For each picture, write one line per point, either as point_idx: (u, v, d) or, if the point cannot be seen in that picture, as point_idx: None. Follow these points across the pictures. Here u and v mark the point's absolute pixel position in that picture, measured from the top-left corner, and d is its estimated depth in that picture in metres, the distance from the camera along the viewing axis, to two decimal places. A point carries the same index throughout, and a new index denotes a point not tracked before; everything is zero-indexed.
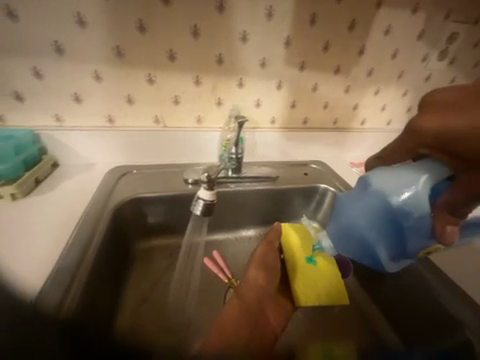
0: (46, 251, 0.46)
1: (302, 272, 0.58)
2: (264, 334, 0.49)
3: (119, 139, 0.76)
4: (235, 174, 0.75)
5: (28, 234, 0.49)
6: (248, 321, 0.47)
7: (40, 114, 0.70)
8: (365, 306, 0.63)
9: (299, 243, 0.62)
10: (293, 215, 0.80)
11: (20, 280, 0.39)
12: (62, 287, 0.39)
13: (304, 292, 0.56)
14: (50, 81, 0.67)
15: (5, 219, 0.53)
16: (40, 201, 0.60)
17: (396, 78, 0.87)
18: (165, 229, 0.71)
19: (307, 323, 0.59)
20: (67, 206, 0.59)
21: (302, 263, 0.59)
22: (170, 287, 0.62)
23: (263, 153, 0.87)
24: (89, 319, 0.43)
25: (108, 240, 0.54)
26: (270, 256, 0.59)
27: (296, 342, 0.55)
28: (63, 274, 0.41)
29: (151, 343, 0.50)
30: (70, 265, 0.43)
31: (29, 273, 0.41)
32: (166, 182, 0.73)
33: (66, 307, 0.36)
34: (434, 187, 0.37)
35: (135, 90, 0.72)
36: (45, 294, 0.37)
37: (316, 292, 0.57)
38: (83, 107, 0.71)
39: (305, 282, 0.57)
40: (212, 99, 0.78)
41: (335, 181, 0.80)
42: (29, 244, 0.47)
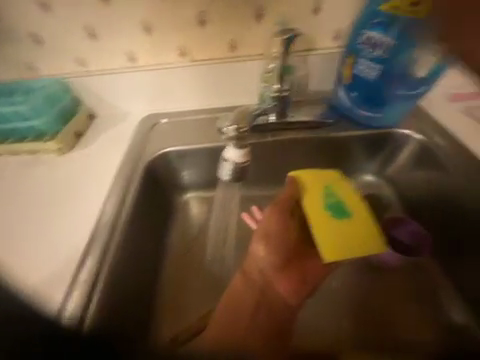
0: (73, 235, 0.45)
1: (326, 223, 0.46)
2: (278, 301, 0.46)
3: (144, 82, 0.64)
4: (279, 119, 0.60)
5: (60, 209, 0.50)
6: (257, 290, 0.46)
7: (63, 58, 0.63)
8: (430, 283, 0.53)
9: (320, 189, 0.49)
10: (352, 168, 0.66)
11: (48, 276, 0.40)
12: (95, 275, 0.40)
13: (330, 250, 0.44)
14: (62, 12, 0.57)
15: (32, 186, 0.55)
16: (67, 167, 0.58)
17: None
18: (200, 185, 0.66)
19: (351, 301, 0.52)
20: (87, 173, 0.56)
21: (323, 218, 0.46)
22: (208, 245, 0.61)
23: (318, 87, 0.65)
24: (131, 279, 0.46)
25: (140, 200, 0.52)
26: (274, 220, 0.50)
27: (339, 324, 0.49)
28: (87, 267, 0.40)
29: (188, 303, 0.53)
30: (98, 247, 0.42)
31: (50, 258, 0.42)
32: (199, 132, 0.64)
33: (93, 304, 0.37)
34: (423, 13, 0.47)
35: (152, 11, 0.57)
36: (70, 302, 0.37)
37: (349, 245, 0.44)
38: (102, 44, 0.61)
39: (331, 235, 0.45)
40: (249, 11, 0.57)
41: (429, 129, 0.59)
42: (58, 219, 0.48)
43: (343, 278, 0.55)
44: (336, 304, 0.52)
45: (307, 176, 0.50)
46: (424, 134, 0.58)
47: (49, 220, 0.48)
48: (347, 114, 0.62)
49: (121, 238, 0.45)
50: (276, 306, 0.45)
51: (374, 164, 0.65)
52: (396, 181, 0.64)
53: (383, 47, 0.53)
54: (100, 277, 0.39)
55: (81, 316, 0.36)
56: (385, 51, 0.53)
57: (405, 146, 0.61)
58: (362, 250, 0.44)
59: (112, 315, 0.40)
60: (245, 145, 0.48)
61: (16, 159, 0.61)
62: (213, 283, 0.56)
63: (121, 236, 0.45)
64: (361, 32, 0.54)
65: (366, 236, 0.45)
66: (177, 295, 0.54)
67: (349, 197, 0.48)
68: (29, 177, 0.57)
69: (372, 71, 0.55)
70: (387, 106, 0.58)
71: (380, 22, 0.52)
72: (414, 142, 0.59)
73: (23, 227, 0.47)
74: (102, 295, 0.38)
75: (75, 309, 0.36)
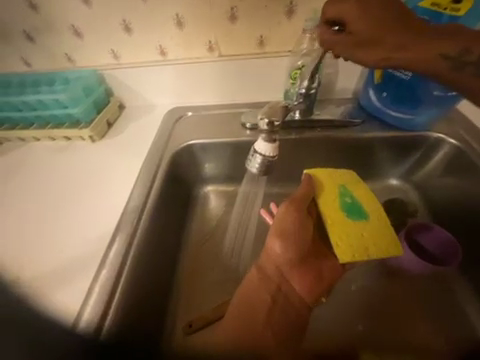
0: (104, 218, 0.49)
1: (341, 222, 0.46)
2: (289, 302, 0.45)
3: (173, 76, 0.67)
4: (304, 118, 0.60)
5: (92, 195, 0.54)
6: (268, 292, 0.45)
7: (100, 51, 0.66)
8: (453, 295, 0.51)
9: (336, 189, 0.50)
10: (376, 170, 0.64)
11: (83, 254, 0.45)
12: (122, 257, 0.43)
13: (346, 247, 0.43)
14: (101, 6, 0.60)
15: (68, 172, 0.60)
16: (98, 154, 0.62)
17: None
18: (220, 178, 0.68)
19: (368, 307, 0.51)
20: (118, 161, 0.60)
21: (338, 215, 0.47)
22: (225, 237, 0.62)
23: (346, 86, 0.64)
24: (154, 262, 0.49)
25: (165, 189, 0.55)
26: (290, 221, 0.47)
27: (354, 331, 0.48)
28: (115, 248, 0.44)
29: (205, 292, 0.55)
30: (125, 230, 0.46)
31: (84, 241, 0.46)
32: (223, 126, 0.65)
33: (120, 288, 0.40)
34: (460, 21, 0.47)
35: (185, 6, 0.59)
36: (88, 312, 0.38)
37: (363, 245, 0.44)
38: (135, 38, 0.64)
39: (347, 233, 0.45)
40: (281, 7, 0.57)
41: (463, 134, 0.56)
42: (90, 205, 0.52)
43: (360, 280, 0.54)
44: (352, 306, 0.51)
45: (323, 176, 0.51)
46: (458, 140, 0.55)
47: (83, 205, 0.52)
48: (375, 115, 0.61)
49: (146, 223, 0.48)
50: (289, 305, 0.45)
51: (399, 168, 0.64)
52: (422, 186, 0.62)
53: None
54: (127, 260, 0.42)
55: (98, 325, 0.37)
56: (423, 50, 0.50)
57: (436, 151, 0.58)
58: (376, 249, 0.44)
59: (138, 296, 0.43)
60: (274, 139, 0.47)
61: (54, 145, 0.66)
62: (229, 274, 0.57)
63: (147, 222, 0.48)
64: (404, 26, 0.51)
65: (381, 237, 0.45)
66: (194, 282, 0.56)
67: (364, 199, 0.49)
68: (64, 163, 0.62)
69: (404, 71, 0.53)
70: (418, 108, 0.56)
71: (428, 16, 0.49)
72: (447, 147, 0.56)
73: (62, 209, 0.52)
74: (130, 274, 0.42)
75: (104, 286, 0.40)
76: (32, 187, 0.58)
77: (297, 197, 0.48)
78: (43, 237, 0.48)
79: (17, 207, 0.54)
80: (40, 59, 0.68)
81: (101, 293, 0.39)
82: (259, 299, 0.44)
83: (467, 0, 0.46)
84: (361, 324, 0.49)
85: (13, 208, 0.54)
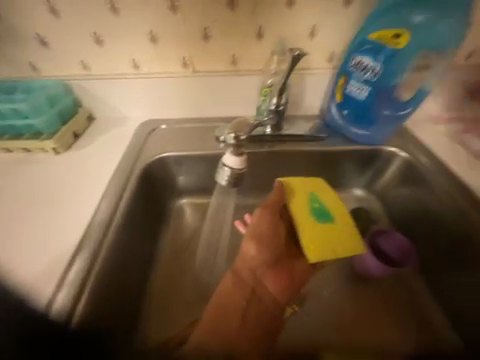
0: (63, 233, 0.44)
1: (312, 226, 0.48)
2: (263, 306, 0.45)
3: (146, 89, 0.67)
4: (274, 132, 0.63)
5: (52, 208, 0.48)
6: (244, 293, 0.45)
7: (68, 61, 0.64)
8: (411, 295, 0.55)
9: (306, 195, 0.52)
10: (342, 181, 0.69)
11: (36, 273, 0.38)
12: (81, 276, 0.38)
13: (316, 248, 0.45)
14: (71, 18, 0.59)
15: (22, 185, 0.54)
16: (61, 166, 0.58)
17: None
18: (195, 191, 0.68)
19: (337, 311, 0.53)
20: (83, 174, 0.56)
21: (309, 219, 0.49)
22: (200, 251, 0.61)
23: (312, 103, 0.69)
24: (121, 281, 0.45)
25: (136, 202, 0.53)
26: (263, 226, 0.48)
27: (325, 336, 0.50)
28: (76, 267, 0.39)
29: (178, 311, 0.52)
30: (89, 245, 0.41)
31: (34, 259, 0.40)
32: (197, 139, 0.66)
33: (84, 296, 0.36)
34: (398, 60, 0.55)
35: (158, 23, 0.60)
36: (59, 300, 0.35)
37: (332, 246, 0.46)
38: (107, 50, 0.63)
39: (317, 236, 0.47)
40: (250, 30, 0.61)
41: (413, 148, 0.63)
42: (46, 220, 0.47)
43: (331, 286, 0.56)
44: (322, 313, 0.53)
45: (294, 182, 0.53)
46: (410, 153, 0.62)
47: (36, 219, 0.47)
48: (338, 130, 0.66)
49: (114, 237, 0.44)
50: (264, 305, 0.45)
51: (362, 179, 0.69)
52: (383, 195, 0.67)
53: (373, 70, 0.56)
54: (90, 279, 0.38)
55: (70, 312, 0.34)
56: (377, 72, 0.56)
57: (391, 163, 0.64)
58: (343, 250, 0.46)
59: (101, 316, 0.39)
60: (242, 152, 0.49)
61: (10, 158, 0.60)
62: (204, 290, 0.55)
63: (115, 236, 0.44)
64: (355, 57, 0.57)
65: (347, 237, 0.48)
66: (166, 302, 0.53)
67: (331, 203, 0.52)
68: (20, 174, 0.56)
69: (363, 90, 0.58)
70: (375, 124, 0.62)
71: (376, 47, 0.55)
72: (400, 160, 0.63)
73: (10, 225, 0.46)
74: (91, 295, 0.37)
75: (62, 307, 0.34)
76: None
77: (269, 204, 0.50)
78: None
79: None
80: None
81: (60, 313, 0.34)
82: (232, 302, 0.44)
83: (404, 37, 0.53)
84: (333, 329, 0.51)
85: None
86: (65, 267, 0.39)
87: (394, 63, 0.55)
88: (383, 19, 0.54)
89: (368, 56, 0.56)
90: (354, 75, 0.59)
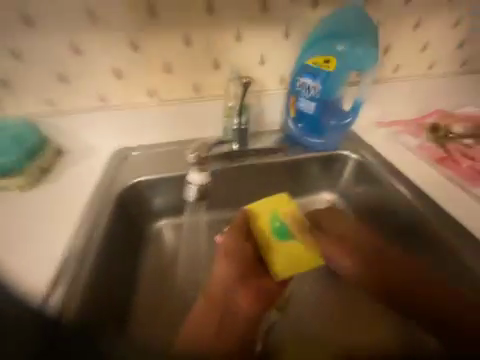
0: (36, 270, 0.43)
1: (277, 249, 0.53)
2: (235, 323, 0.48)
3: (115, 120, 0.70)
4: (241, 147, 0.69)
5: (22, 246, 0.48)
6: (215, 314, 0.48)
7: (33, 100, 0.66)
8: None
9: (268, 217, 0.55)
10: (308, 186, 0.76)
11: None
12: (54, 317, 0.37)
13: (283, 268, 0.52)
14: (36, 60, 0.62)
15: None
16: (31, 199, 0.57)
17: (422, 16, 0.73)
18: (172, 212, 0.69)
19: (315, 308, 0.59)
20: (53, 208, 0.55)
21: (273, 242, 0.53)
22: (183, 270, 0.62)
23: (273, 119, 0.76)
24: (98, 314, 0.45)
25: (113, 230, 0.54)
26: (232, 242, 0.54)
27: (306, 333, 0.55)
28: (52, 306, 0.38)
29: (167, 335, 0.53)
30: (61, 284, 0.41)
31: None
32: (169, 162, 0.69)
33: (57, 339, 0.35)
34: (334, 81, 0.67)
35: (123, 60, 0.65)
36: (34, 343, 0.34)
37: (296, 262, 0.52)
38: (72, 86, 0.66)
39: (283, 257, 0.52)
40: (208, 61, 0.68)
41: (363, 150, 0.72)
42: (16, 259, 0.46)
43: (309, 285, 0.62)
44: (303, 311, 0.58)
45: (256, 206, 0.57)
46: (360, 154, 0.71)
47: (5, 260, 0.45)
48: (298, 141, 0.74)
49: (88, 270, 0.44)
50: (235, 325, 0.47)
51: (326, 182, 0.77)
52: (346, 194, 0.75)
53: (315, 88, 0.66)
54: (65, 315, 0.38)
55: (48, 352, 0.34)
56: (318, 89, 0.66)
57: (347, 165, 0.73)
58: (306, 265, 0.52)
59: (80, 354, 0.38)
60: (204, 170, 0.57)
61: None
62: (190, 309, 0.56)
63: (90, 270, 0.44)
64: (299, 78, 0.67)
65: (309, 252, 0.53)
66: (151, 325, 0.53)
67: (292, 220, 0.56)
68: None
69: (309, 105, 0.67)
70: (327, 134, 0.71)
71: (314, 69, 0.65)
72: (353, 161, 0.71)
73: None
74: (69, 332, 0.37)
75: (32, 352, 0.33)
76: None
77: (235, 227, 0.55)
78: None
79: None
80: None
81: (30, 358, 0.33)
82: (206, 322, 0.47)
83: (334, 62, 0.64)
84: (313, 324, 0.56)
85: None
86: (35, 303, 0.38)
87: (331, 84, 0.67)
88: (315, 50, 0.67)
89: (309, 76, 0.66)
90: (301, 93, 0.68)
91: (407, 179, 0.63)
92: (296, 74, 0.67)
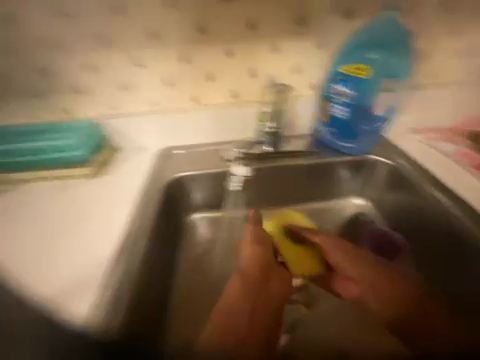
0: (102, 245, 0.53)
1: (287, 248, 0.66)
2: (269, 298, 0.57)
3: (162, 123, 0.80)
4: (273, 150, 0.74)
5: (91, 224, 0.58)
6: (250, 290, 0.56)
7: (99, 105, 0.79)
8: None
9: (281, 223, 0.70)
10: (336, 189, 0.78)
11: (86, 275, 0.47)
12: (121, 290, 0.46)
13: (293, 263, 0.65)
14: (105, 72, 0.75)
15: (63, 208, 0.64)
16: (94, 189, 0.69)
17: (459, 26, 0.74)
18: (207, 206, 0.77)
19: (339, 306, 0.60)
20: (113, 195, 0.66)
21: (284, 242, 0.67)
22: (215, 259, 0.69)
23: (303, 125, 0.81)
24: (148, 293, 0.53)
25: (160, 217, 0.63)
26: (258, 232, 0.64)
27: (331, 332, 0.57)
28: (115, 286, 0.46)
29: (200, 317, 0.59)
30: (124, 255, 0.50)
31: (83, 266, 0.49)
32: (207, 161, 0.76)
33: (123, 309, 0.44)
34: (367, 89, 0.70)
35: (173, 71, 0.76)
36: (95, 318, 0.42)
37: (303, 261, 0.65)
38: (131, 94, 0.78)
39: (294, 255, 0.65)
40: (246, 72, 0.76)
41: (394, 155, 0.72)
42: (87, 234, 0.56)
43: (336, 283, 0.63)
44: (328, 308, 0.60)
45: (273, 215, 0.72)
46: (391, 159, 0.72)
47: (79, 234, 0.56)
48: (329, 145, 0.77)
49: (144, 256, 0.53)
50: (267, 301, 0.56)
51: (354, 186, 0.78)
52: (376, 199, 0.76)
53: (347, 95, 0.70)
54: (128, 288, 0.46)
55: (110, 328, 0.41)
56: (350, 96, 0.70)
57: (377, 170, 0.74)
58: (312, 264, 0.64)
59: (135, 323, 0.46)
60: None
61: (48, 184, 0.71)
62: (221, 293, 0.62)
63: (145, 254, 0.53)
64: (332, 85, 0.71)
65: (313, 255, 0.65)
66: (188, 305, 0.61)
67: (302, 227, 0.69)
68: (59, 200, 0.66)
69: (340, 111, 0.71)
70: (358, 138, 0.74)
71: (346, 77, 0.70)
72: (384, 166, 0.72)
73: (59, 240, 0.55)
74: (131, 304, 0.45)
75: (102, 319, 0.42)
76: (24, 224, 0.60)
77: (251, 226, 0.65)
78: (39, 269, 0.50)
79: (8, 237, 0.56)
80: (44, 112, 0.78)
81: (96, 326, 0.41)
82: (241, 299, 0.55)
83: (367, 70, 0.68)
84: (337, 323, 0.58)
85: (3, 239, 0.56)
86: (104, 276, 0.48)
87: (363, 91, 0.70)
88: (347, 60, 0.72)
89: (341, 84, 0.70)
90: (334, 101, 0.72)
91: (448, 191, 0.61)
92: (329, 82, 0.72)
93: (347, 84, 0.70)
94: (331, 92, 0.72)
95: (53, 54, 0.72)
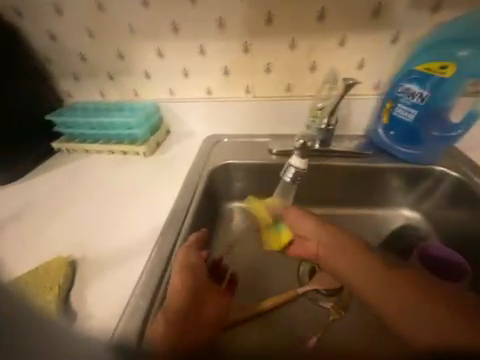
0: (154, 216, 0.59)
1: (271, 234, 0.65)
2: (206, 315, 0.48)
3: (214, 110, 0.83)
4: (322, 147, 0.71)
5: (145, 197, 0.65)
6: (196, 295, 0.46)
7: (160, 89, 0.85)
8: None
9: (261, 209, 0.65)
10: (387, 197, 0.72)
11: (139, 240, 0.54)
12: (158, 275, 0.46)
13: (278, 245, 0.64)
14: (170, 58, 0.80)
15: (122, 181, 0.71)
16: (144, 171, 0.74)
17: None
18: (246, 195, 0.78)
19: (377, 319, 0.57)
20: (164, 174, 0.72)
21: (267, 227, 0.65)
22: (249, 248, 0.70)
23: (358, 125, 0.76)
24: None
25: (204, 197, 0.67)
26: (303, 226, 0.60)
27: (365, 343, 0.54)
28: (156, 266, 0.47)
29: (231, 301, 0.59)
30: (173, 228, 0.55)
31: (138, 233, 0.55)
32: (252, 151, 0.77)
33: (159, 298, 0.43)
34: (447, 91, 0.61)
35: (231, 60, 0.77)
36: (125, 319, 0.40)
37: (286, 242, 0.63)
38: (190, 81, 0.82)
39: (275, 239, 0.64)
40: (306, 64, 0.74)
41: (466, 170, 0.64)
42: (142, 205, 0.63)
43: None
44: (363, 318, 0.57)
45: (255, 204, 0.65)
46: (460, 173, 0.64)
47: (135, 204, 0.63)
48: (385, 149, 0.71)
49: (182, 241, 0.53)
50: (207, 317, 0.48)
51: (408, 196, 0.72)
52: (431, 214, 0.69)
53: (419, 96, 0.63)
54: (166, 275, 0.46)
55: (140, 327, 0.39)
56: (423, 98, 0.62)
57: (440, 183, 0.66)
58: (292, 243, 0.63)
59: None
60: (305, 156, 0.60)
61: (111, 158, 0.80)
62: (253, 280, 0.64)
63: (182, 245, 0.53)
64: (402, 83, 0.64)
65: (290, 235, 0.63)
66: None
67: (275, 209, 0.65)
68: (120, 173, 0.75)
69: (407, 114, 0.65)
70: (423, 145, 0.66)
71: (422, 76, 0.62)
72: (450, 179, 0.64)
73: (119, 207, 0.63)
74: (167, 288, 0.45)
75: (131, 322, 0.40)
76: (91, 192, 0.69)
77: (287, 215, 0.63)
78: (102, 230, 0.57)
79: (79, 202, 0.66)
80: (113, 92, 0.87)
81: (125, 332, 0.39)
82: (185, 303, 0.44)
83: (451, 67, 0.59)
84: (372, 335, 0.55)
85: (75, 203, 0.66)
86: (145, 256, 0.50)
87: (441, 94, 0.61)
88: (430, 54, 0.61)
89: (414, 84, 0.63)
90: (401, 101, 0.65)
91: None
92: (398, 80, 0.65)
93: (421, 84, 0.62)
94: (400, 91, 0.65)
95: (128, 39, 0.79)
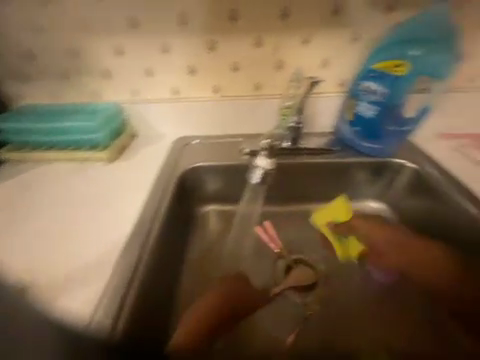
0: (117, 226, 0.54)
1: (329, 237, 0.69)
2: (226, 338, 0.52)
3: (182, 111, 0.79)
4: (292, 145, 0.72)
5: (108, 206, 0.60)
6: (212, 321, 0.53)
7: (122, 89, 0.79)
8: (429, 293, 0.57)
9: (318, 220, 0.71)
10: (355, 191, 0.75)
11: (100, 254, 0.49)
12: (123, 289, 0.43)
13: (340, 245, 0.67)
14: (131, 56, 0.75)
15: (81, 190, 0.65)
16: (107, 178, 0.68)
17: None
18: (220, 198, 0.76)
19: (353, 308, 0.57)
20: (129, 180, 0.67)
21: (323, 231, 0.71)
22: (225, 252, 0.68)
23: (326, 122, 0.78)
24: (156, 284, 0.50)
25: (175, 202, 0.64)
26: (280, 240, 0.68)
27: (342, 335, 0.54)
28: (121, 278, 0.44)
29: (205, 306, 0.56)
30: (139, 236, 0.51)
31: (98, 247, 0.50)
32: (223, 153, 0.75)
33: (125, 311, 0.40)
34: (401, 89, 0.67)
35: (197, 58, 0.74)
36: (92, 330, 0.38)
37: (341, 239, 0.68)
38: (155, 80, 0.77)
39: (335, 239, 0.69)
40: (273, 62, 0.74)
41: (424, 160, 0.68)
42: (104, 215, 0.58)
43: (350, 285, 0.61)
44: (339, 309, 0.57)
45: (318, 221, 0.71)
46: (418, 164, 0.68)
47: (96, 215, 0.58)
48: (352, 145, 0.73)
49: (150, 250, 0.50)
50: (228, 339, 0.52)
51: (374, 189, 0.75)
52: (396, 205, 0.73)
53: (378, 92, 0.67)
54: (133, 286, 0.43)
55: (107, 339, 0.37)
56: (381, 94, 0.66)
57: (401, 173, 0.70)
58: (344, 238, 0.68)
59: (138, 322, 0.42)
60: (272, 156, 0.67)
61: (68, 166, 0.73)
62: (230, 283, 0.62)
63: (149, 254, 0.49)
64: (363, 81, 0.68)
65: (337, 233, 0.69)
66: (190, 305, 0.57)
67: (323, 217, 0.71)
68: (79, 180, 0.68)
69: (368, 109, 0.68)
70: (384, 139, 0.70)
71: (379, 74, 0.66)
72: (409, 169, 0.68)
73: (77, 219, 0.57)
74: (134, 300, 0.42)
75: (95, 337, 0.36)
76: (45, 204, 0.62)
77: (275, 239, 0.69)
78: (57, 246, 0.51)
79: (28, 216, 0.58)
80: (68, 93, 0.79)
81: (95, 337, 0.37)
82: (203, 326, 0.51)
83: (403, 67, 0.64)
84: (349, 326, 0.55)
85: (24, 219, 0.58)
86: (107, 271, 0.46)
87: (396, 91, 0.66)
88: (384, 54, 0.66)
89: (373, 81, 0.67)
90: (363, 97, 0.68)
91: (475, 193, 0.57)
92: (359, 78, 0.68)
93: (379, 82, 0.66)
94: (362, 89, 0.68)
95: (83, 34, 0.73)
